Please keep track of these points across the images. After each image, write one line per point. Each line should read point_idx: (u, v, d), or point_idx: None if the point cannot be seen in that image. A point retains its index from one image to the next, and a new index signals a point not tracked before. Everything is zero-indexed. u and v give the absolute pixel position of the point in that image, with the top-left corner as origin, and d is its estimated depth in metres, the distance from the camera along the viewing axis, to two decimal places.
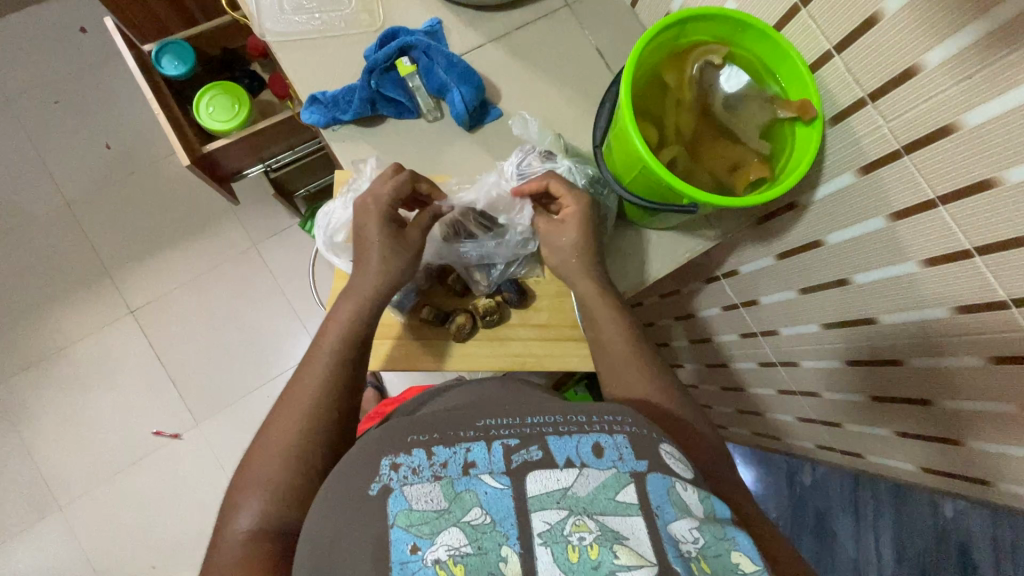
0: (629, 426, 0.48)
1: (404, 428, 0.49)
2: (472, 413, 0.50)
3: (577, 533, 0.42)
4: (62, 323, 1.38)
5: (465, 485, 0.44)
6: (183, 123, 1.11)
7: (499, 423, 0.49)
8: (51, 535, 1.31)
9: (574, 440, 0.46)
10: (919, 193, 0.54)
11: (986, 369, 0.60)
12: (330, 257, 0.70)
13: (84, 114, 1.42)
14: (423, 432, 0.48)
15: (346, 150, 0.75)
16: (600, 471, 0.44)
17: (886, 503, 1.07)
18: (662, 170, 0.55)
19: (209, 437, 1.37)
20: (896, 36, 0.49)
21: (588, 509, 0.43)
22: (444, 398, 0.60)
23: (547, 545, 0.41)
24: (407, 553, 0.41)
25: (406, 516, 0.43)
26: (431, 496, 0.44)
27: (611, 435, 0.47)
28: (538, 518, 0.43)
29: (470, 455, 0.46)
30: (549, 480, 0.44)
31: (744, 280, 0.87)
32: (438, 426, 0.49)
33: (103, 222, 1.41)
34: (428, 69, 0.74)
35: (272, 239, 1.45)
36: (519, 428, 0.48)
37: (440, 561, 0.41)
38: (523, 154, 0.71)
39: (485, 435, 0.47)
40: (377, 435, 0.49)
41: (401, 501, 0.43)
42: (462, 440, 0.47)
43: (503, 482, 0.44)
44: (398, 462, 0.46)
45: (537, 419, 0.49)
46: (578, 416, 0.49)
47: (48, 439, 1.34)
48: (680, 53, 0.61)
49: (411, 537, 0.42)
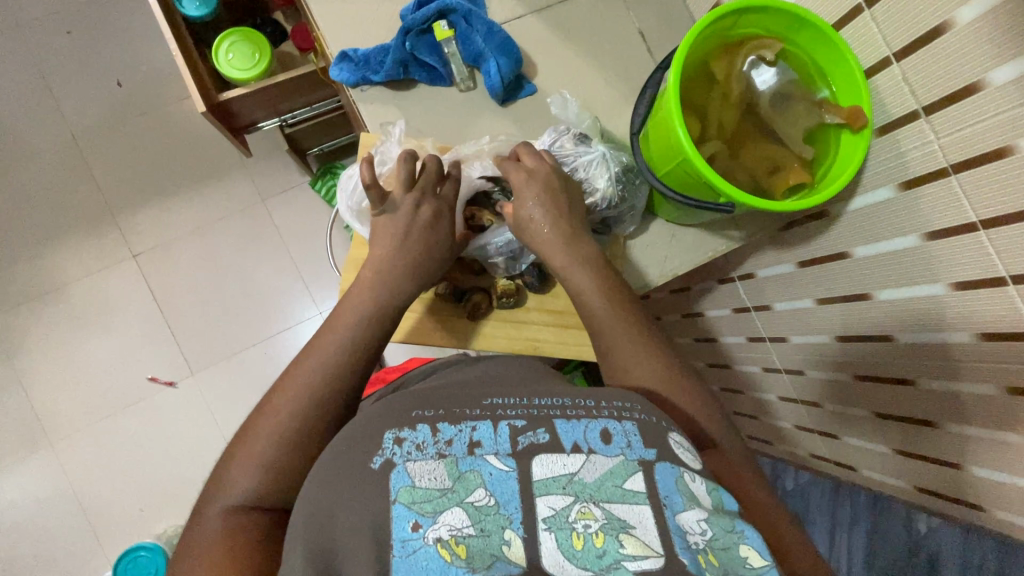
0: (638, 413, 0.48)
1: (407, 403, 0.48)
2: (479, 392, 0.50)
3: (583, 521, 0.42)
4: (62, 261, 1.36)
5: (469, 466, 0.44)
6: (199, 66, 1.07)
7: (505, 403, 0.48)
8: (41, 469, 1.32)
9: (582, 425, 0.46)
10: (960, 215, 0.53)
11: (999, 398, 0.60)
12: (349, 220, 0.69)
13: (96, 48, 1.38)
14: (428, 408, 0.47)
15: (374, 113, 0.73)
16: (607, 458, 0.44)
17: (863, 516, 1.05)
18: (701, 164, 0.53)
19: (204, 387, 1.37)
20: (963, 49, 0.47)
21: (595, 497, 0.43)
22: (447, 373, 0.60)
23: (551, 531, 0.41)
24: (409, 531, 0.41)
25: (409, 493, 0.42)
26: (435, 474, 0.43)
27: (619, 422, 0.47)
28: (543, 502, 0.42)
29: (476, 434, 0.45)
30: (555, 465, 0.44)
31: (761, 284, 0.86)
32: (442, 402, 0.48)
33: (110, 162, 1.39)
34: (467, 36, 0.71)
35: (280, 196, 1.43)
36: (527, 409, 0.47)
37: (441, 540, 0.40)
38: (557, 135, 0.70)
39: (491, 415, 0.47)
40: (380, 407, 0.48)
41: (403, 476, 0.43)
42: (467, 419, 0.46)
43: (509, 464, 0.44)
44: (401, 437, 0.45)
45: (544, 400, 0.48)
46: (586, 400, 0.48)
47: (42, 375, 1.34)
48: (732, 43, 0.59)
49: (413, 514, 0.41)
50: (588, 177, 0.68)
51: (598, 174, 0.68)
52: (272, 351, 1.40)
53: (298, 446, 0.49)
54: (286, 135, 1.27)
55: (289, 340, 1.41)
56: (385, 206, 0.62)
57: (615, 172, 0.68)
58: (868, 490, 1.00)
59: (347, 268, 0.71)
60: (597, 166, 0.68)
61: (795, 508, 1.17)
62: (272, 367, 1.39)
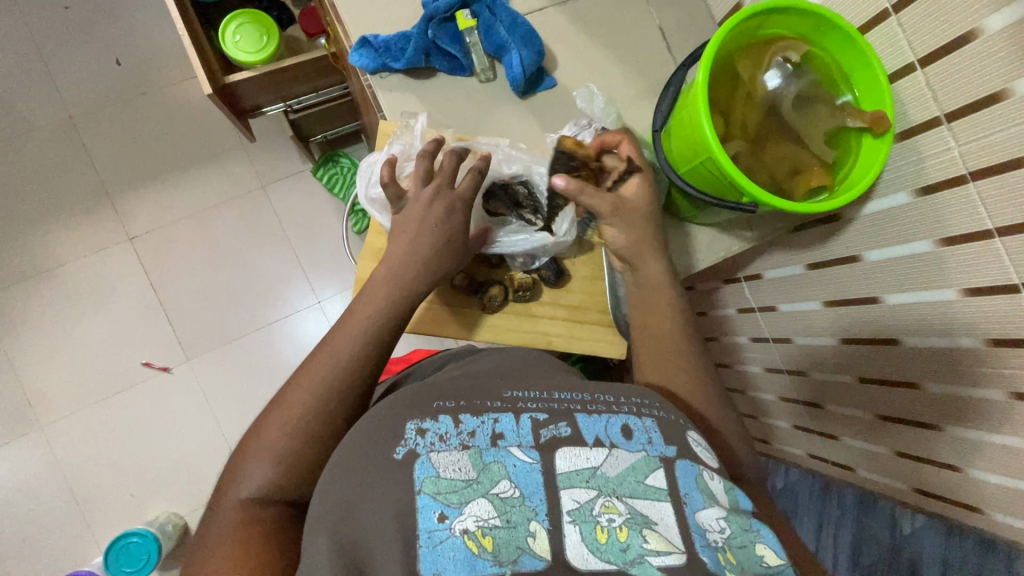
0: (656, 409, 0.48)
1: (428, 395, 0.49)
2: (499, 384, 0.50)
3: (607, 515, 0.42)
4: (55, 241, 1.33)
5: (493, 457, 0.44)
6: (205, 46, 1.05)
7: (526, 396, 0.49)
8: (31, 453, 1.30)
9: (603, 420, 0.47)
10: (975, 222, 0.54)
11: (1003, 403, 0.61)
12: (369, 210, 0.68)
13: (95, 24, 1.34)
14: (448, 399, 0.48)
15: (392, 100, 0.72)
16: (629, 453, 0.45)
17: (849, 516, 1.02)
18: (727, 162, 0.54)
19: (199, 374, 1.35)
20: (990, 58, 0.47)
21: (617, 491, 0.43)
22: (457, 365, 0.59)
23: (575, 524, 0.42)
24: (434, 522, 0.41)
25: (434, 484, 0.42)
26: (459, 465, 0.43)
27: (639, 418, 0.47)
28: (567, 495, 0.43)
29: (499, 426, 0.46)
30: (578, 458, 0.44)
31: (766, 285, 0.88)
32: (463, 394, 0.48)
33: (107, 141, 1.36)
34: (489, 26, 0.70)
35: (281, 182, 1.41)
36: (548, 403, 0.48)
37: (468, 531, 0.41)
38: (579, 129, 0.70)
39: (513, 407, 0.47)
40: (396, 398, 0.49)
41: (427, 467, 0.43)
42: (490, 410, 0.47)
43: (532, 456, 0.44)
44: (424, 428, 0.45)
45: (565, 394, 0.49)
46: (606, 395, 0.49)
47: (33, 358, 1.32)
48: (758, 44, 0.59)
49: (438, 505, 0.41)
50: None
51: None
52: (270, 339, 1.38)
53: (320, 430, 0.49)
54: (291, 120, 1.25)
55: (286, 328, 1.39)
56: (402, 204, 0.62)
57: None
58: (857, 488, 1.00)
59: (363, 256, 0.71)
60: None
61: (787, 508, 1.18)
62: (268, 355, 1.38)
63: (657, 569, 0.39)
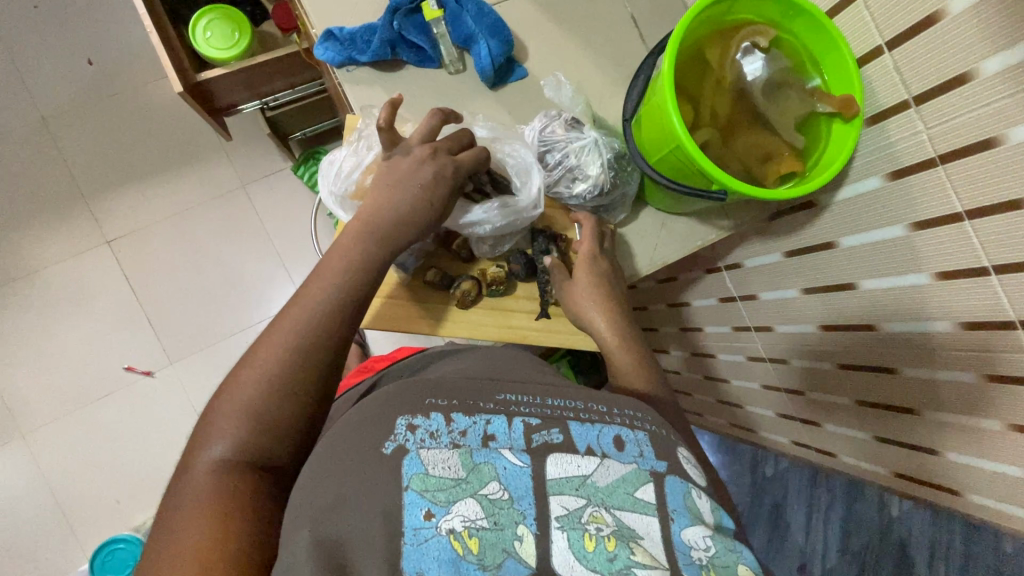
0: (650, 424, 0.48)
1: (421, 389, 0.47)
2: (492, 384, 0.49)
3: (594, 524, 0.42)
4: (31, 246, 1.31)
5: (484, 458, 0.44)
6: (175, 44, 1.03)
7: (519, 399, 0.48)
8: (13, 461, 1.28)
9: (595, 429, 0.46)
10: (947, 206, 0.54)
11: (980, 386, 0.61)
12: (332, 209, 0.67)
13: (64, 24, 1.31)
14: (441, 397, 0.47)
15: (360, 94, 0.71)
16: (621, 465, 0.44)
17: (838, 501, 1.03)
18: (695, 149, 0.53)
19: (182, 377, 1.34)
20: (954, 38, 0.47)
21: (606, 502, 0.43)
22: (443, 366, 0.59)
23: (564, 530, 0.41)
24: (421, 519, 0.40)
25: (422, 480, 0.42)
26: (449, 463, 0.43)
27: (632, 430, 0.47)
28: (556, 502, 0.42)
29: (490, 427, 0.45)
30: (569, 465, 0.44)
31: (747, 274, 0.87)
32: (456, 392, 0.47)
33: (83, 144, 1.33)
34: (456, 16, 0.69)
35: (260, 181, 1.39)
36: (541, 408, 0.47)
37: (455, 531, 0.40)
38: (550, 120, 0.69)
39: (505, 410, 0.47)
40: (388, 392, 0.48)
41: (416, 463, 0.42)
42: (482, 411, 0.46)
43: (524, 460, 0.44)
44: (415, 424, 0.44)
45: (558, 401, 0.48)
46: (600, 405, 0.48)
47: (12, 366, 1.29)
48: (726, 29, 0.58)
49: (426, 502, 0.41)
50: (581, 164, 0.67)
51: (590, 160, 0.67)
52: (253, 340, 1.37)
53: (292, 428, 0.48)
54: (267, 118, 1.23)
55: None
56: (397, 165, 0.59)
57: (608, 159, 0.67)
58: (845, 475, 0.99)
59: None
60: (589, 152, 0.67)
61: (774, 496, 1.18)
62: None
63: None
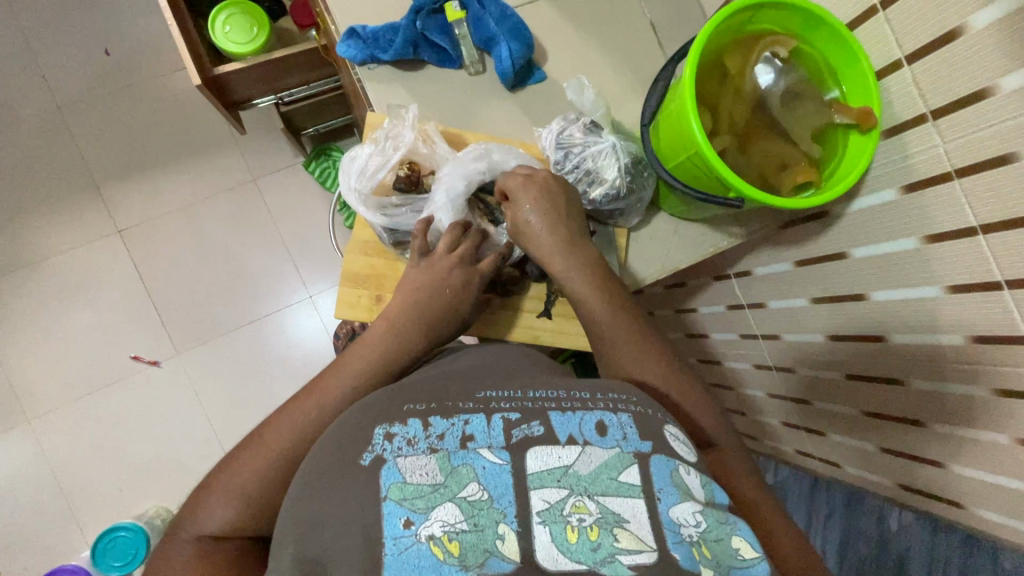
0: (634, 406, 0.48)
1: (397, 398, 0.48)
2: (471, 385, 0.50)
3: (577, 514, 0.41)
4: (43, 233, 1.32)
5: (462, 459, 0.43)
6: (194, 37, 1.04)
7: (498, 396, 0.48)
8: (17, 446, 1.29)
9: (577, 417, 0.46)
10: (960, 220, 0.54)
11: (989, 400, 0.61)
12: (353, 205, 0.67)
13: (85, 14, 1.33)
14: (418, 402, 0.47)
15: (381, 91, 0.72)
16: (603, 451, 0.44)
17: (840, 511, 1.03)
18: (713, 157, 0.54)
19: (188, 368, 1.34)
20: (976, 53, 0.47)
21: (589, 490, 0.42)
22: (427, 367, 0.58)
23: (546, 524, 0.41)
24: (400, 528, 0.40)
25: (399, 489, 0.42)
26: (426, 469, 0.43)
27: (615, 414, 0.46)
28: (537, 496, 0.42)
29: (468, 428, 0.45)
30: (550, 457, 0.44)
31: (755, 282, 0.88)
32: (433, 396, 0.48)
33: (96, 133, 1.34)
34: (479, 18, 0.70)
35: (272, 175, 1.40)
36: (521, 402, 0.47)
37: (434, 537, 0.40)
38: (568, 124, 0.70)
39: (484, 408, 0.47)
40: (366, 403, 0.48)
41: (393, 473, 0.42)
42: (460, 412, 0.46)
43: (503, 457, 0.44)
44: (392, 432, 0.45)
45: (538, 394, 0.48)
46: (581, 392, 0.48)
47: (20, 351, 1.30)
48: (746, 38, 0.59)
49: (404, 511, 0.41)
50: (598, 168, 0.68)
51: (608, 165, 0.68)
52: (259, 334, 1.38)
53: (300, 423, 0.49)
54: (282, 113, 1.24)
55: (276, 323, 1.39)
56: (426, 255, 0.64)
57: (625, 163, 0.68)
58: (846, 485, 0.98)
59: (349, 249, 0.70)
60: (607, 156, 0.68)
61: None
62: (257, 350, 1.37)
63: (627, 568, 0.39)
